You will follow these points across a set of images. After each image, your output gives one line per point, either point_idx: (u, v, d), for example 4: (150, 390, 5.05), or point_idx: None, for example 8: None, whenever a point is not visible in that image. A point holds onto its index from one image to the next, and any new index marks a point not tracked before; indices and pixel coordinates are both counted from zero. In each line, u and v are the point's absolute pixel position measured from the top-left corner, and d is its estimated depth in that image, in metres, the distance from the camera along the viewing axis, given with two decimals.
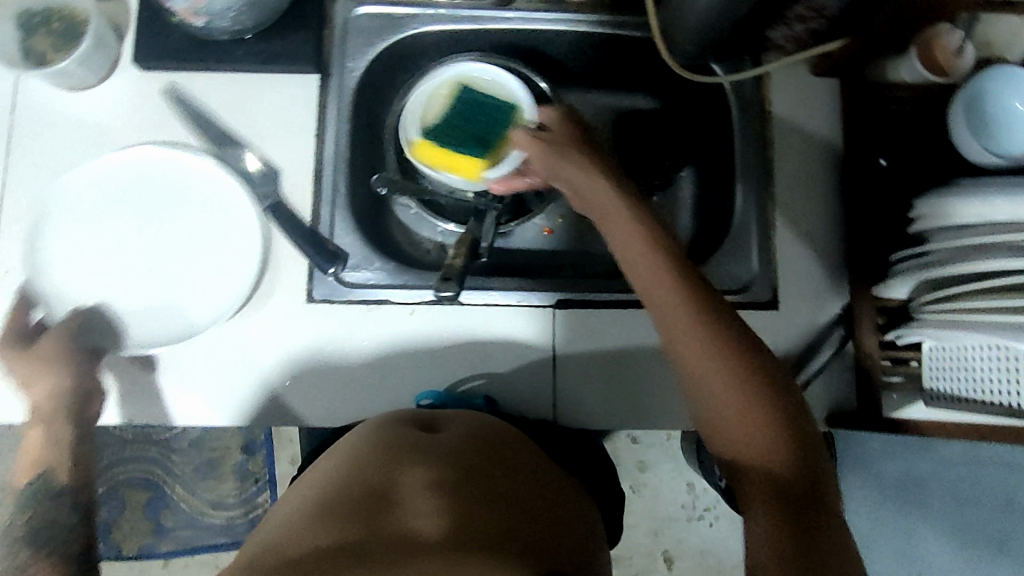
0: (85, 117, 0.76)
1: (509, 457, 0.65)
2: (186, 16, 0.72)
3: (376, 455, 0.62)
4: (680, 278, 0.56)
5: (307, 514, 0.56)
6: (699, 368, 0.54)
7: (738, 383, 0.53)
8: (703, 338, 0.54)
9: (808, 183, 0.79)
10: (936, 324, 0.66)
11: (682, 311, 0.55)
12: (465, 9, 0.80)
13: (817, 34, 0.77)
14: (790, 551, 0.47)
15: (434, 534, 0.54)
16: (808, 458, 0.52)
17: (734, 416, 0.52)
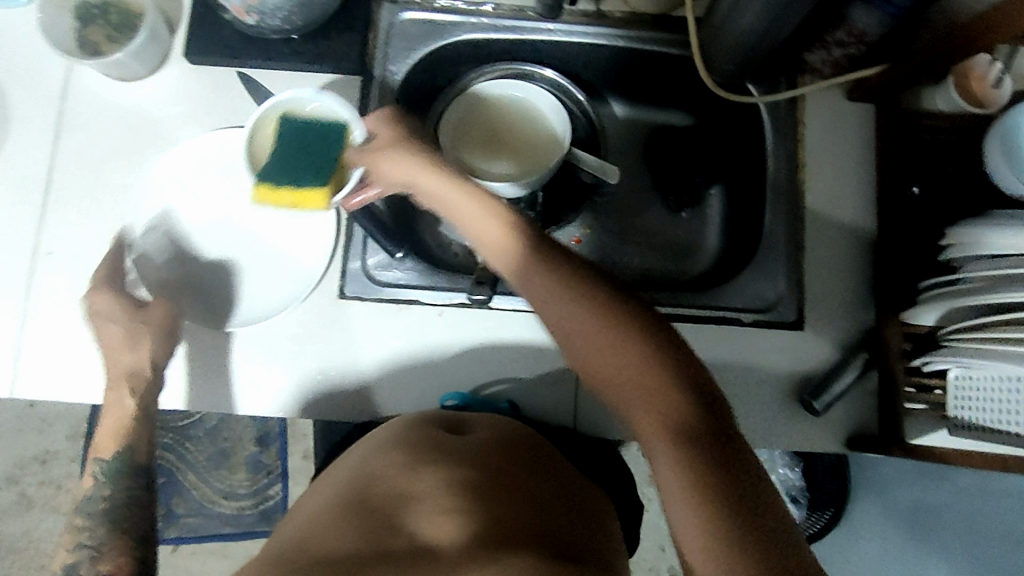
0: (133, 107, 0.78)
1: (533, 459, 0.66)
2: (239, 13, 0.74)
3: (400, 456, 0.64)
4: (539, 260, 0.56)
5: (329, 520, 0.58)
6: (588, 348, 0.54)
7: (627, 350, 0.52)
8: (577, 318, 0.53)
9: (839, 206, 0.80)
10: (962, 352, 0.66)
11: (550, 294, 0.55)
12: (507, 19, 0.81)
13: (856, 59, 0.78)
14: (713, 517, 0.45)
15: (455, 535, 0.56)
16: (707, 409, 0.50)
17: (631, 382, 0.51)
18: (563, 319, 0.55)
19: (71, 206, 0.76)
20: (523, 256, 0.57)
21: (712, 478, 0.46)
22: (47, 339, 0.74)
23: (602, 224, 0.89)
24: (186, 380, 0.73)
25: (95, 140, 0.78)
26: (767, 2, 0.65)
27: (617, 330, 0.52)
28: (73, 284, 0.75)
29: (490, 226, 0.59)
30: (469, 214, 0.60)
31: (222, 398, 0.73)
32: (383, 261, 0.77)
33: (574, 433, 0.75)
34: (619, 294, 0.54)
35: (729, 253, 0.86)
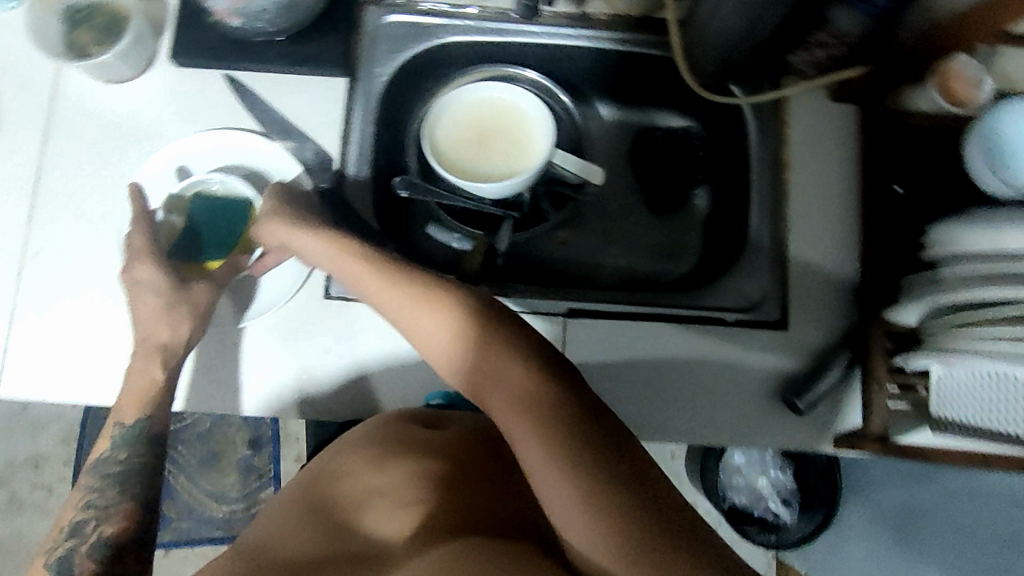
0: (120, 109, 0.79)
1: (501, 444, 0.67)
2: (224, 16, 0.75)
3: (368, 458, 0.66)
4: (411, 293, 0.59)
5: (292, 524, 0.62)
6: (455, 360, 0.57)
7: (483, 353, 0.54)
8: (456, 347, 0.56)
9: (824, 206, 0.80)
10: (942, 349, 0.66)
11: (431, 324, 0.58)
12: (491, 21, 0.82)
13: (838, 60, 0.78)
14: (595, 515, 0.47)
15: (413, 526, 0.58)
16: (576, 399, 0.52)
17: (508, 395, 0.53)
18: (434, 341, 0.58)
19: (58, 208, 0.77)
20: (389, 288, 0.61)
21: (583, 455, 0.49)
22: (33, 340, 0.74)
23: (585, 225, 0.89)
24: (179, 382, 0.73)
25: (82, 142, 0.78)
26: (745, 3, 0.66)
27: (473, 338, 0.55)
28: (60, 283, 0.75)
29: (355, 262, 0.64)
30: (343, 257, 0.65)
31: (204, 401, 0.73)
32: None
33: None
34: (471, 304, 0.57)
35: (715, 254, 0.86)
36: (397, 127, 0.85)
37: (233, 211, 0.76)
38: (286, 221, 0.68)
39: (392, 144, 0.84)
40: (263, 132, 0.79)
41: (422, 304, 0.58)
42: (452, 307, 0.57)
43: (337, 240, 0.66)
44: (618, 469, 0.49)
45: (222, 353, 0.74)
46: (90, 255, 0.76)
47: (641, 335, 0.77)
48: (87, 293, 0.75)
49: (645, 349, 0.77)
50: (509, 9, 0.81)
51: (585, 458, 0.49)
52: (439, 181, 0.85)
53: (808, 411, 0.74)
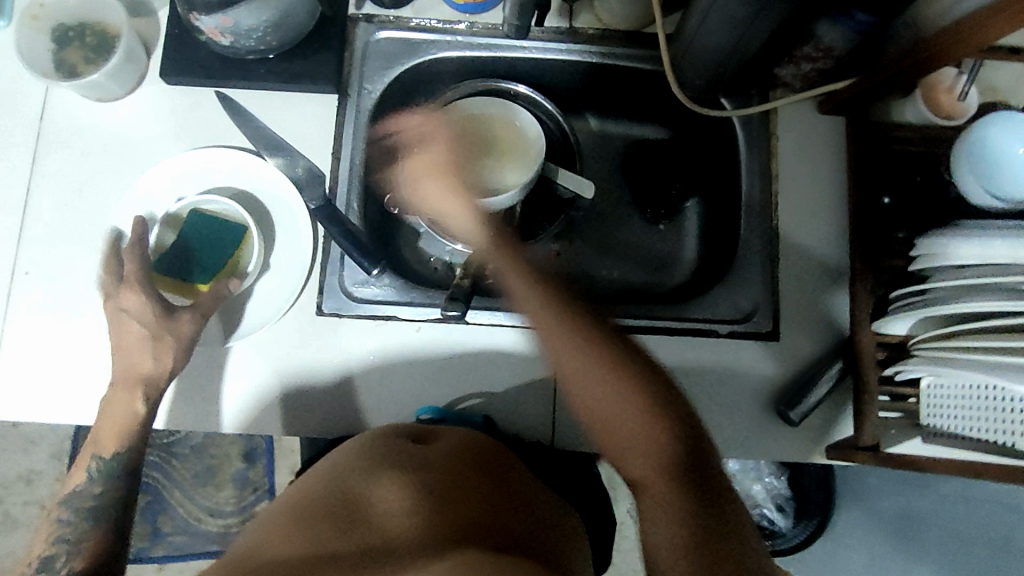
0: (110, 126, 0.79)
1: (494, 466, 0.67)
2: (213, 36, 0.75)
3: (362, 464, 0.64)
4: (547, 298, 0.63)
5: (280, 530, 0.58)
6: (599, 410, 0.59)
7: (593, 373, 0.60)
8: (584, 359, 0.60)
9: (813, 217, 0.81)
10: (932, 360, 0.67)
11: (548, 323, 0.62)
12: (481, 37, 0.82)
13: (824, 73, 0.79)
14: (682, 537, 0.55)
15: (409, 534, 0.56)
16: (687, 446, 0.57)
17: (615, 417, 0.58)
18: (585, 390, 0.60)
19: (47, 228, 0.76)
20: (545, 327, 0.62)
21: (685, 508, 0.56)
22: (24, 359, 0.73)
23: (577, 238, 0.90)
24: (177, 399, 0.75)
25: (72, 160, 0.78)
26: (731, 20, 0.66)
27: (618, 393, 0.58)
28: (51, 302, 0.75)
29: (455, 202, 0.75)
30: (452, 205, 0.75)
31: (198, 419, 0.75)
32: (361, 277, 0.78)
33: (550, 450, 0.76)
34: (623, 362, 0.59)
35: (706, 265, 0.87)
36: None
37: (223, 234, 0.75)
38: (421, 122, 0.79)
39: (383, 159, 0.84)
40: (255, 149, 0.79)
41: (575, 353, 0.61)
42: (609, 361, 0.59)
43: (448, 190, 0.75)
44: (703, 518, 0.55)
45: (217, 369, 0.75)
46: (80, 274, 0.76)
47: None
48: (77, 312, 0.75)
49: None
50: (499, 26, 0.82)
51: (694, 521, 0.55)
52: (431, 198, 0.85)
53: (799, 422, 0.75)
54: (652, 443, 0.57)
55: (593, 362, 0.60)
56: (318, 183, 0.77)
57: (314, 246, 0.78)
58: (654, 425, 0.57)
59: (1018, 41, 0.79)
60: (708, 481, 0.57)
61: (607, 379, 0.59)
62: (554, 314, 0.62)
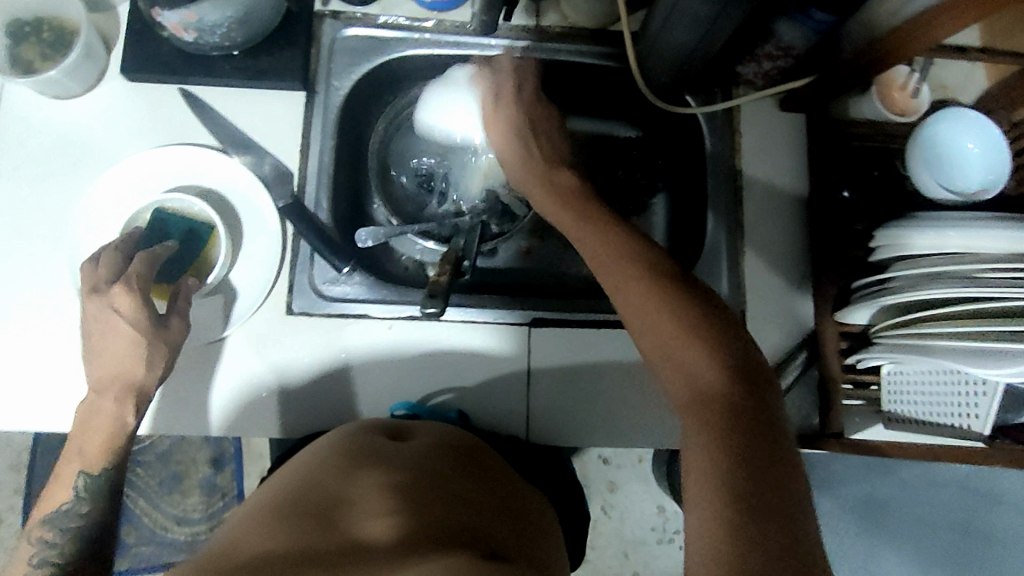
0: (69, 125, 0.77)
1: (470, 463, 0.67)
2: (176, 31, 0.74)
3: (339, 460, 0.63)
4: (612, 233, 0.62)
5: (255, 528, 0.55)
6: (668, 354, 0.55)
7: (654, 307, 0.56)
8: (645, 286, 0.57)
9: (776, 212, 0.82)
10: (894, 348, 0.69)
11: (610, 253, 0.61)
12: (450, 34, 0.83)
13: (785, 71, 0.81)
14: (726, 494, 0.46)
15: (385, 532, 0.55)
16: (750, 395, 0.52)
17: (669, 353, 0.55)
18: (648, 325, 0.56)
19: (6, 231, 0.74)
20: (621, 276, 0.59)
21: (736, 461, 0.48)
22: None
23: (553, 233, 0.89)
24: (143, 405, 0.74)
25: (30, 161, 0.76)
26: (696, 17, 0.68)
27: (684, 335, 0.54)
28: (10, 306, 0.73)
29: (525, 169, 0.70)
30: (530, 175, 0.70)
31: (158, 416, 0.73)
32: (333, 275, 0.78)
33: (527, 443, 0.77)
34: (702, 311, 0.55)
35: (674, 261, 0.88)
36: (357, 141, 0.85)
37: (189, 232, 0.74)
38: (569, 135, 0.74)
39: (353, 158, 0.84)
40: (220, 147, 0.78)
41: (648, 294, 0.56)
42: (666, 298, 0.56)
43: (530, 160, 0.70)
44: (761, 489, 0.46)
45: (185, 374, 0.74)
46: (41, 277, 0.74)
47: (603, 341, 0.79)
48: (39, 317, 0.73)
49: (604, 353, 0.78)
50: (468, 23, 0.82)
51: (740, 468, 0.47)
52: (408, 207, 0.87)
53: None
54: (722, 392, 0.52)
55: (669, 308, 0.55)
56: (286, 181, 0.76)
57: (281, 244, 0.77)
58: (723, 374, 0.52)
59: (963, 40, 0.82)
60: (773, 438, 0.50)
61: (670, 315, 0.55)
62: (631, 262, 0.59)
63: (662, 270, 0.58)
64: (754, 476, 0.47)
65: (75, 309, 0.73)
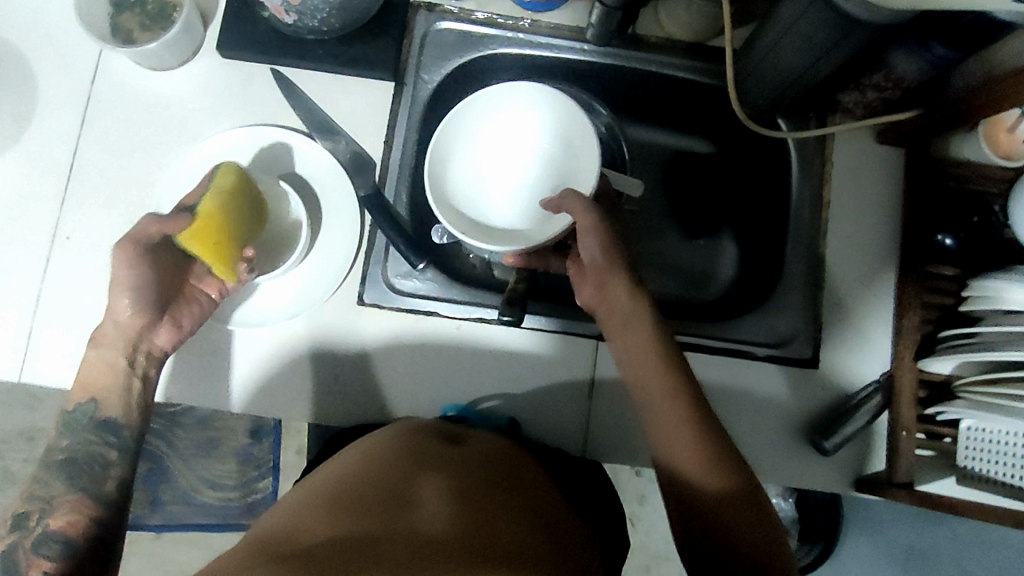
0: (160, 95, 0.78)
1: (522, 479, 0.66)
2: (277, 12, 0.73)
3: (396, 458, 0.63)
4: (661, 351, 0.65)
5: (316, 518, 0.56)
6: (691, 482, 0.61)
7: (688, 436, 0.62)
8: (684, 418, 0.63)
9: (858, 247, 0.80)
10: (976, 404, 0.67)
11: (655, 373, 0.65)
12: (543, 36, 0.81)
13: (889, 102, 0.77)
14: None
15: (441, 534, 0.54)
16: (766, 525, 0.60)
17: (701, 482, 0.61)
18: (681, 453, 0.62)
19: (93, 197, 0.76)
20: (661, 400, 0.64)
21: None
22: (59, 326, 0.73)
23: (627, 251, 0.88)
24: (206, 376, 0.75)
25: (120, 126, 0.77)
26: (811, 40, 0.65)
27: (714, 473, 0.61)
28: (91, 271, 0.74)
29: (595, 257, 0.68)
30: (596, 265, 0.68)
31: (199, 375, 0.74)
32: (404, 269, 0.77)
33: (577, 457, 0.76)
34: (731, 446, 0.63)
35: (744, 286, 0.86)
36: None
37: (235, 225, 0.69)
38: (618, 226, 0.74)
39: None
40: (306, 130, 0.78)
41: (685, 427, 0.62)
42: (702, 436, 0.62)
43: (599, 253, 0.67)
44: None
45: (250, 353, 0.75)
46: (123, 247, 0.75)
47: None
48: None
49: None
50: (532, 41, 0.81)
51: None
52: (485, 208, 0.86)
53: (833, 451, 0.74)
54: (746, 507, 0.60)
55: (700, 442, 0.62)
56: (366, 170, 0.76)
57: (359, 235, 0.77)
58: (743, 507, 0.60)
59: None
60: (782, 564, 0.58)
61: (705, 447, 0.62)
62: (675, 390, 0.64)
63: (697, 404, 0.64)
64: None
65: None
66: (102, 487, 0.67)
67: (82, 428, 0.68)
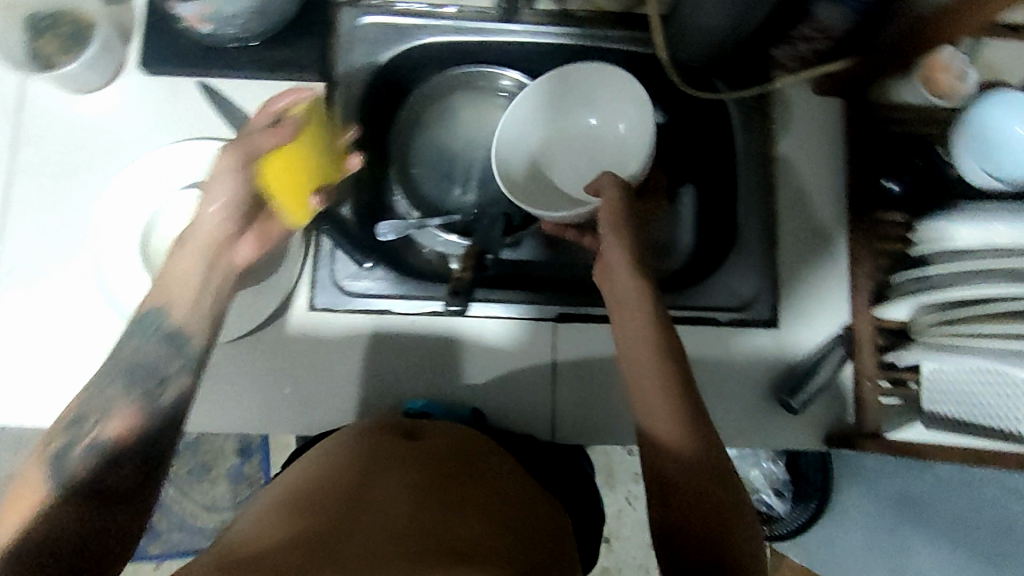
0: (88, 119, 0.76)
1: (488, 473, 0.66)
2: (194, 23, 0.73)
3: (362, 460, 0.62)
4: (652, 313, 0.64)
5: (277, 522, 0.54)
6: (665, 451, 0.59)
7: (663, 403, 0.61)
8: (664, 382, 0.61)
9: (811, 203, 0.79)
10: (931, 348, 0.67)
11: (643, 334, 0.63)
12: (470, 21, 0.80)
13: (822, 55, 0.75)
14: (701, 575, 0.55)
15: (404, 533, 0.53)
16: (731, 497, 0.58)
17: (676, 450, 0.59)
18: (661, 419, 0.60)
19: (33, 228, 0.75)
20: (647, 363, 0.62)
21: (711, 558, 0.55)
22: (9, 362, 0.72)
23: None
24: None
25: (50, 155, 0.76)
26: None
27: (687, 439, 0.59)
28: (36, 304, 0.73)
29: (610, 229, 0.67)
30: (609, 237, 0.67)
31: None
32: (353, 270, 0.77)
33: (546, 441, 0.76)
34: (702, 412, 0.61)
35: (704, 252, 0.83)
36: (378, 133, 0.84)
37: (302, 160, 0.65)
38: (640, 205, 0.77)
39: (373, 149, 0.83)
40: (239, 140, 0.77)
41: (668, 390, 0.61)
42: (682, 402, 0.60)
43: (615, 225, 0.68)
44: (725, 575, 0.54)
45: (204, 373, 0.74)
46: (69, 276, 0.74)
47: None
48: (69, 312, 0.73)
49: None
50: (458, 26, 0.80)
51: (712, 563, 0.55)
52: (435, 203, 0.86)
53: (800, 409, 0.74)
54: (713, 475, 0.59)
55: (678, 407, 0.60)
56: None
57: (303, 240, 0.75)
58: (712, 476, 0.58)
59: (1016, 18, 0.74)
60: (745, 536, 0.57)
61: (680, 414, 0.60)
62: (664, 353, 0.62)
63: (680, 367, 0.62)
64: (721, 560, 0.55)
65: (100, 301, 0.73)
66: (160, 401, 0.58)
67: (148, 334, 0.59)
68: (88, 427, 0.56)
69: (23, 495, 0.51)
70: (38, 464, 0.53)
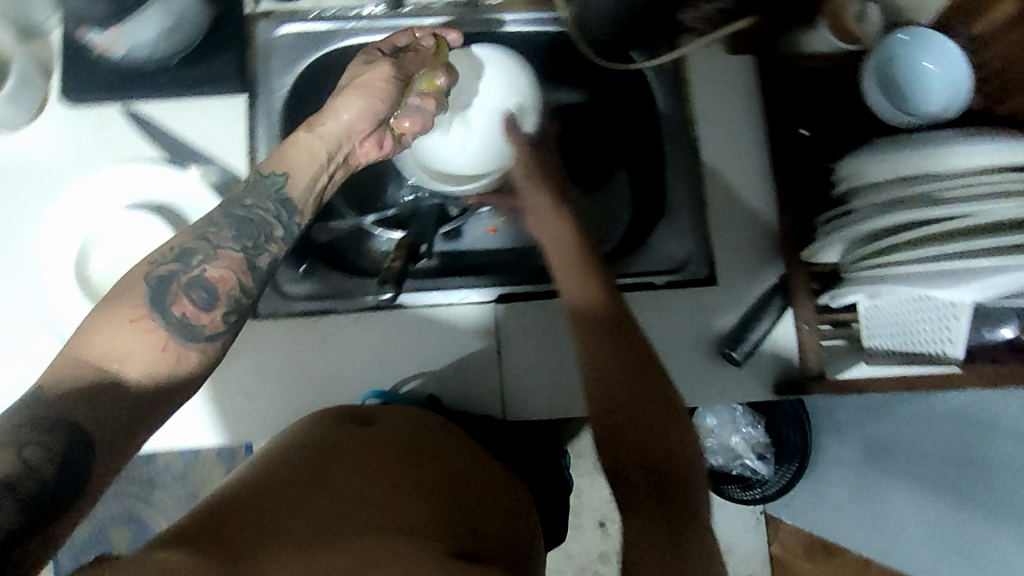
0: (16, 155, 0.77)
1: (443, 452, 0.65)
2: (105, 48, 0.74)
3: (316, 445, 0.61)
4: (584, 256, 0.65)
5: (226, 506, 0.53)
6: (605, 390, 0.59)
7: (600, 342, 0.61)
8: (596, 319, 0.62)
9: (737, 159, 0.81)
10: (864, 282, 0.66)
11: (575, 275, 0.64)
12: (383, 19, 0.82)
13: (727, 13, 0.77)
14: (646, 516, 0.54)
15: (351, 517, 0.53)
16: (675, 435, 0.57)
17: (613, 391, 0.58)
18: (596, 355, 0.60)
19: None
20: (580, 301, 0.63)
21: (654, 500, 0.54)
22: None
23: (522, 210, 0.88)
24: None
25: None
26: None
27: (627, 375, 0.59)
28: None
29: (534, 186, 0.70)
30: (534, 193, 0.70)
31: None
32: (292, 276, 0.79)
33: (501, 420, 0.76)
34: (645, 345, 0.61)
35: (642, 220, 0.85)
36: None
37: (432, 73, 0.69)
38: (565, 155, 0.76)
39: None
40: (167, 160, 0.78)
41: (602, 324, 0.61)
42: (617, 335, 0.61)
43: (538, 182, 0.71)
44: (669, 515, 0.53)
45: None
46: (9, 309, 0.75)
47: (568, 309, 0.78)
48: (12, 344, 0.74)
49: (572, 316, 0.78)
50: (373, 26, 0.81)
51: (654, 504, 0.54)
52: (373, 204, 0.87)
53: (744, 361, 0.75)
54: (659, 411, 0.58)
55: (615, 345, 0.60)
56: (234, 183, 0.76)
57: None
58: (655, 413, 0.58)
59: None
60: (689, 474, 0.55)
61: (619, 354, 0.60)
62: (596, 293, 0.63)
63: (613, 304, 0.63)
64: (663, 501, 0.54)
65: (42, 331, 0.74)
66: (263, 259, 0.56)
67: (269, 195, 0.58)
68: (193, 263, 0.53)
69: (127, 301, 0.50)
70: (143, 297, 0.50)
